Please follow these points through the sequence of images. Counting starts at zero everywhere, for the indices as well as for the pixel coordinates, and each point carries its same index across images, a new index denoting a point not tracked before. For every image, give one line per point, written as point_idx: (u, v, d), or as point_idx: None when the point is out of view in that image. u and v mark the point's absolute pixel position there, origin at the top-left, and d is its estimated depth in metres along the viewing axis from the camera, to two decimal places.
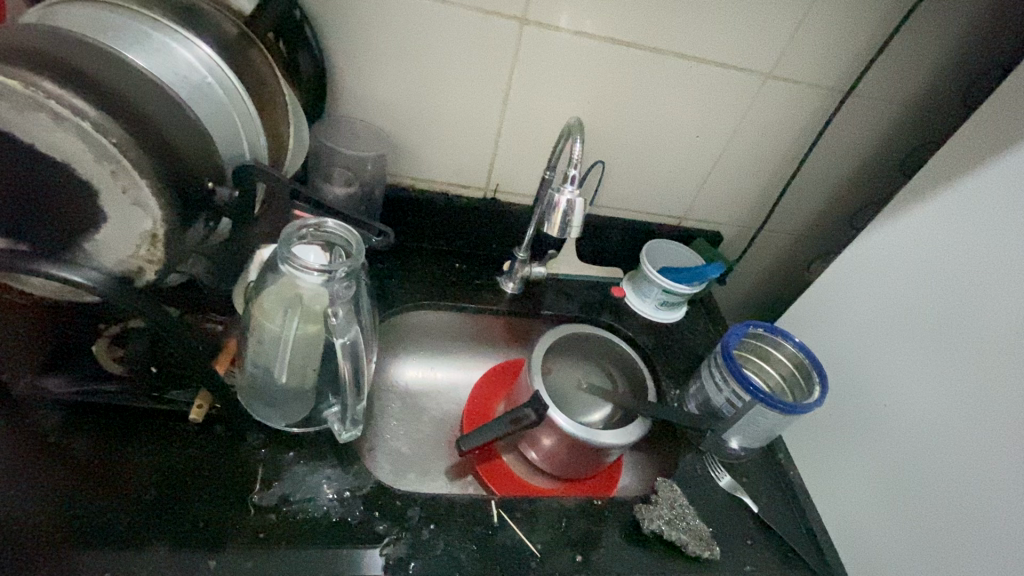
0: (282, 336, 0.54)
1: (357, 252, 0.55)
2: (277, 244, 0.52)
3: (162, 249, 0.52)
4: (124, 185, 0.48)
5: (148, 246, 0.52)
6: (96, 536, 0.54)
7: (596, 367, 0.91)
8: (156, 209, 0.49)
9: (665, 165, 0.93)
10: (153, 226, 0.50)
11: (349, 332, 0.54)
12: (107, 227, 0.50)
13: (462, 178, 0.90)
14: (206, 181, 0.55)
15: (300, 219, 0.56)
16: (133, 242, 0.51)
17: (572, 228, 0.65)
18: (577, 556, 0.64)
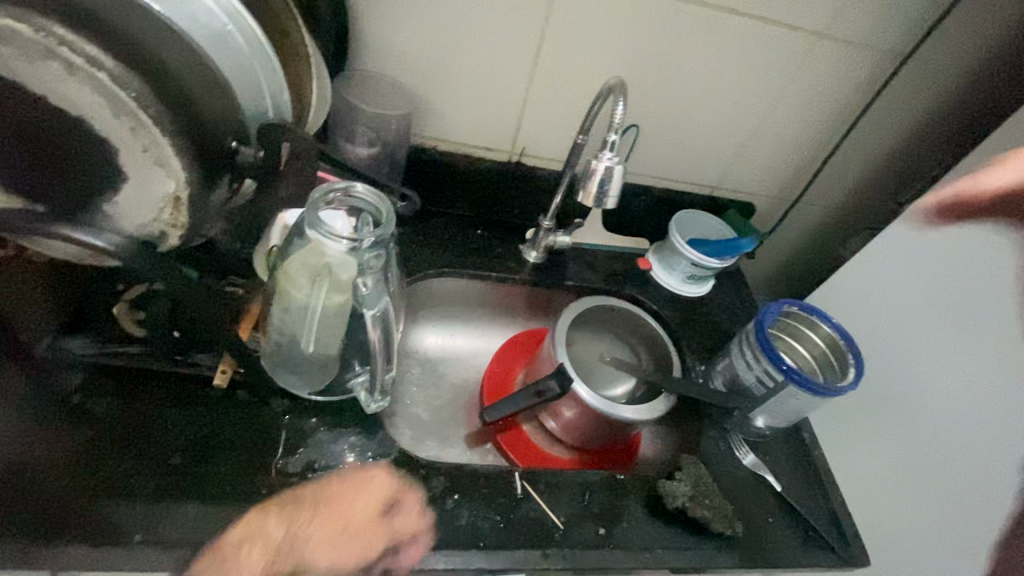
0: (309, 305, 0.52)
1: (387, 221, 0.52)
2: (304, 209, 0.50)
3: (187, 214, 0.51)
4: (145, 144, 0.46)
5: (171, 210, 0.50)
6: (124, 498, 0.54)
7: (620, 340, 0.89)
8: (178, 170, 0.48)
9: (701, 132, 0.88)
10: (176, 189, 0.49)
11: (380, 303, 0.54)
12: (127, 188, 0.49)
13: (488, 140, 0.86)
14: (229, 142, 0.53)
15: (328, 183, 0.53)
16: (155, 206, 0.50)
17: (609, 197, 0.61)
18: (600, 529, 0.65)
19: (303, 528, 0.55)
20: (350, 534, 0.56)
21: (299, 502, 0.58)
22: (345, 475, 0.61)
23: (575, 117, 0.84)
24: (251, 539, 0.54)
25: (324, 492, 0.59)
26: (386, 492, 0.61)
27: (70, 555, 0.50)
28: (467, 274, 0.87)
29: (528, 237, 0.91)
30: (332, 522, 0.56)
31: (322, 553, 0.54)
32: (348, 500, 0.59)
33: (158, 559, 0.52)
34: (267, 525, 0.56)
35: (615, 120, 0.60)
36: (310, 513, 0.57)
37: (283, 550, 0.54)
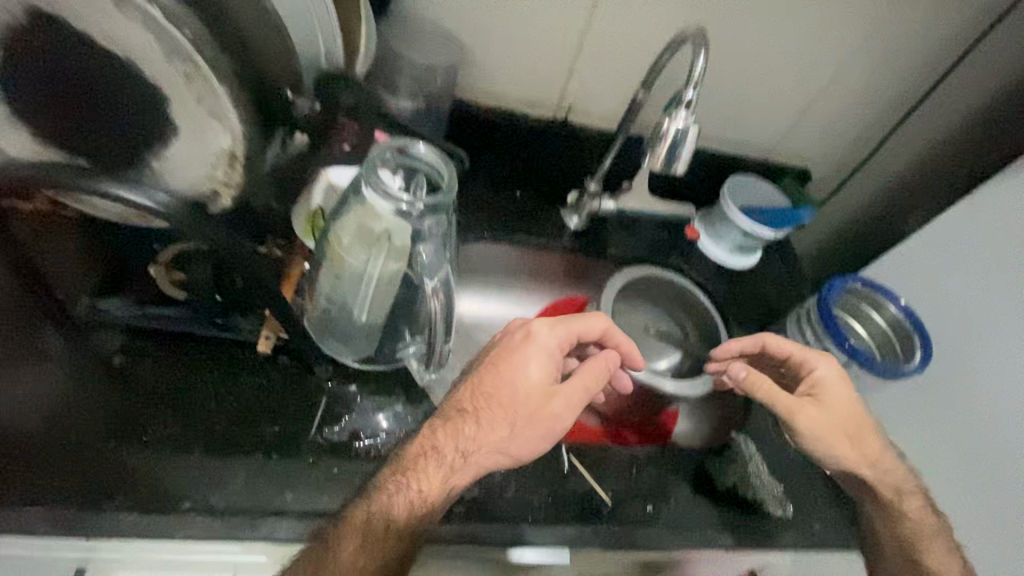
0: (365, 272, 0.49)
1: (450, 187, 0.48)
2: (362, 169, 0.46)
3: (242, 171, 0.52)
4: (199, 94, 0.47)
5: (224, 168, 0.51)
6: (173, 464, 0.53)
7: (663, 312, 0.85)
8: (234, 123, 0.49)
9: (766, 91, 0.81)
10: (231, 145, 0.50)
11: (439, 272, 0.50)
12: (177, 142, 0.50)
13: (534, 95, 0.80)
14: (287, 93, 0.55)
15: (385, 140, 0.49)
16: (209, 163, 0.51)
17: (680, 162, 0.56)
18: (648, 506, 0.64)
19: (484, 421, 0.52)
20: (534, 415, 0.52)
21: (473, 387, 0.54)
22: (510, 345, 0.55)
23: (628, 71, 0.77)
24: (433, 438, 0.52)
25: (492, 375, 0.54)
26: (551, 347, 0.55)
27: (123, 521, 0.49)
28: (507, 239, 0.83)
29: (569, 200, 0.86)
30: (515, 412, 0.52)
31: (508, 441, 0.52)
32: (523, 382, 0.53)
33: (207, 525, 0.51)
34: (450, 425, 0.52)
35: (695, 74, 0.54)
36: (489, 404, 0.52)
37: (469, 447, 0.51)
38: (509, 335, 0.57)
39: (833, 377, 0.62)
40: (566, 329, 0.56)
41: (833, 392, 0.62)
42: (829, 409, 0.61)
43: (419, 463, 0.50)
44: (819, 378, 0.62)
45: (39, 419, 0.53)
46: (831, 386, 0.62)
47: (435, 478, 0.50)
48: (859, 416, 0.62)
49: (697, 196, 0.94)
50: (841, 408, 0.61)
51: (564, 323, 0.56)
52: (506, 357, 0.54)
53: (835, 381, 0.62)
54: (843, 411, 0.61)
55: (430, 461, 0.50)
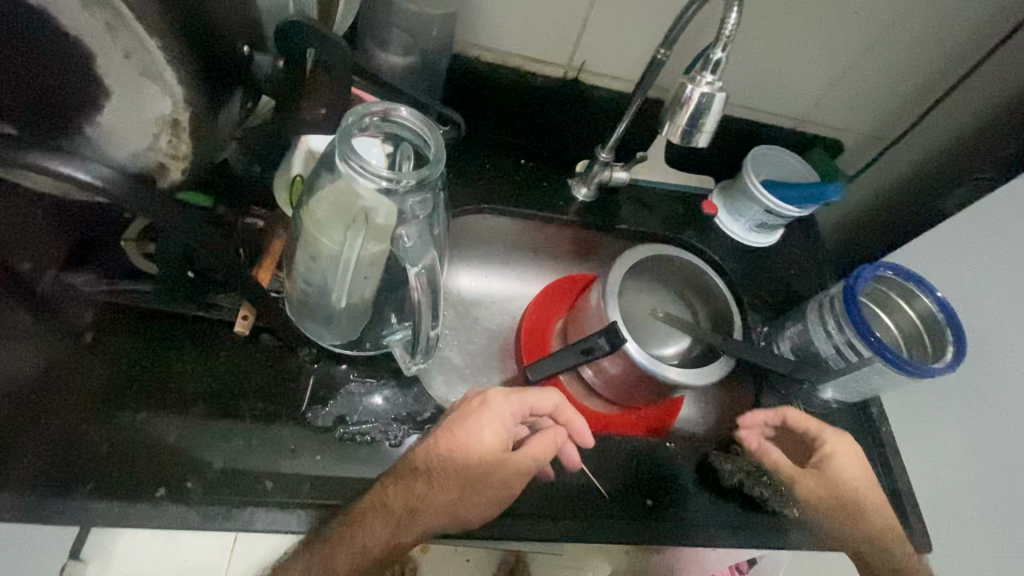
0: (342, 253, 0.44)
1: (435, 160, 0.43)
2: (335, 138, 0.41)
3: (190, 139, 0.46)
4: (127, 49, 0.40)
5: (169, 136, 0.45)
6: (146, 449, 0.51)
7: (673, 293, 0.80)
8: (174, 84, 0.42)
9: (802, 50, 0.73)
10: (174, 110, 0.43)
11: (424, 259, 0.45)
12: (112, 107, 0.42)
13: (542, 51, 0.72)
14: (242, 47, 0.47)
15: (363, 102, 0.44)
16: (150, 131, 0.44)
17: (701, 133, 0.50)
18: (648, 500, 0.61)
19: (436, 485, 0.51)
20: (483, 482, 0.53)
21: (429, 448, 0.53)
22: (467, 412, 0.56)
23: (650, 25, 0.70)
24: (376, 499, 0.50)
25: (448, 439, 0.53)
26: (506, 416, 0.56)
27: (92, 508, 0.47)
28: (510, 212, 0.78)
29: (579, 169, 0.80)
30: (468, 473, 0.53)
31: (456, 505, 0.52)
32: (477, 450, 0.54)
33: (182, 514, 0.49)
34: (402, 483, 0.51)
35: (726, 32, 0.47)
36: (441, 467, 0.52)
37: (417, 508, 0.51)
38: (468, 403, 0.57)
39: (846, 452, 0.63)
40: (523, 400, 0.58)
41: (842, 468, 0.62)
42: (836, 485, 0.61)
43: (367, 519, 0.49)
44: (829, 453, 0.63)
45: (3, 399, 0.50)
46: (839, 460, 0.62)
47: (377, 537, 0.49)
48: (868, 493, 0.61)
49: (717, 168, 0.87)
50: (849, 483, 0.61)
51: (521, 395, 0.57)
52: (462, 422, 0.55)
53: (846, 455, 0.63)
54: (851, 486, 0.61)
55: (379, 518, 0.50)
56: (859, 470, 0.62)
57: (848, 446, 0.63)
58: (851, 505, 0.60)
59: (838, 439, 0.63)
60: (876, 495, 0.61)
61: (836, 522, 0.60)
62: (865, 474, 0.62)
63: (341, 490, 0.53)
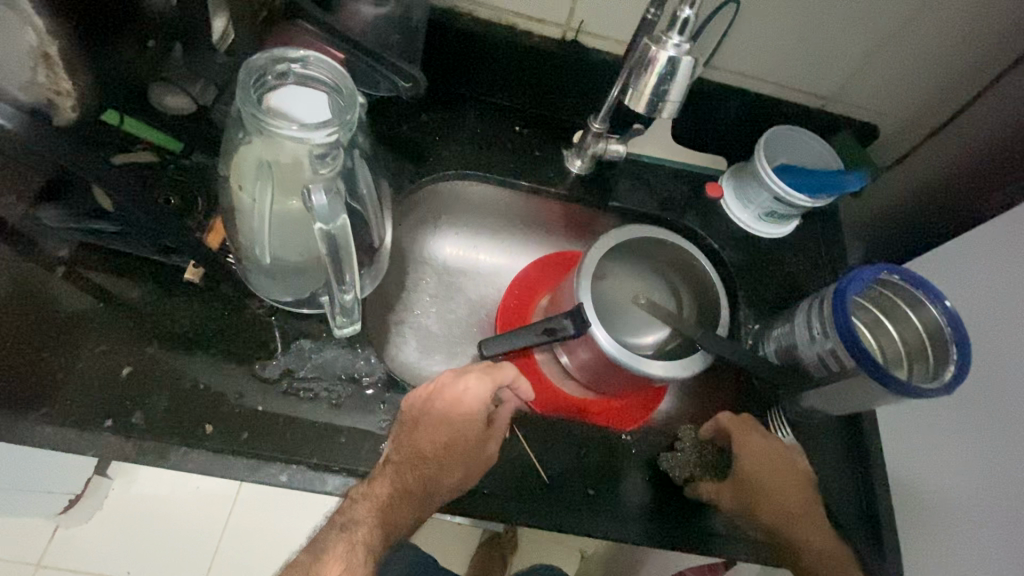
0: (255, 207, 0.44)
1: (349, 109, 0.41)
2: (238, 86, 0.40)
3: (68, 74, 0.45)
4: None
5: (46, 70, 0.44)
6: (99, 380, 0.53)
7: (662, 280, 0.75)
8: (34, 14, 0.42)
9: (826, 13, 0.65)
10: (39, 41, 0.43)
11: (336, 219, 0.41)
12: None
13: (535, 8, 0.68)
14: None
15: (273, 51, 0.44)
16: (27, 65, 0.44)
17: (667, 103, 0.45)
18: (591, 490, 0.59)
19: (442, 469, 0.55)
20: (481, 460, 0.56)
21: (421, 436, 0.55)
22: (443, 398, 0.57)
23: None
24: (383, 487, 0.53)
25: (434, 423, 0.56)
26: (484, 396, 0.57)
27: (43, 430, 0.50)
28: (495, 180, 0.75)
29: (574, 141, 0.75)
30: (468, 456, 0.56)
31: (463, 482, 0.55)
32: (468, 430, 0.57)
33: (121, 447, 0.51)
34: (409, 466, 0.55)
35: None
36: (440, 451, 0.56)
37: (431, 488, 0.55)
38: (439, 383, 0.58)
39: (760, 454, 0.61)
40: (496, 376, 0.59)
41: (756, 472, 0.60)
42: (751, 488, 0.59)
43: (392, 503, 0.54)
44: (746, 457, 0.61)
45: None
46: (753, 466, 0.60)
47: (406, 511, 0.55)
48: (789, 501, 0.59)
49: (730, 147, 0.80)
50: (766, 487, 0.59)
51: (495, 375, 0.59)
52: (441, 404, 0.57)
53: (761, 456, 0.61)
54: (769, 491, 0.59)
55: (401, 500, 0.54)
56: (775, 474, 0.60)
57: (762, 448, 0.61)
58: (772, 516, 0.58)
59: (750, 440, 0.62)
60: (799, 501, 0.59)
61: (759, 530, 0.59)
62: (787, 475, 0.60)
63: (278, 442, 0.54)
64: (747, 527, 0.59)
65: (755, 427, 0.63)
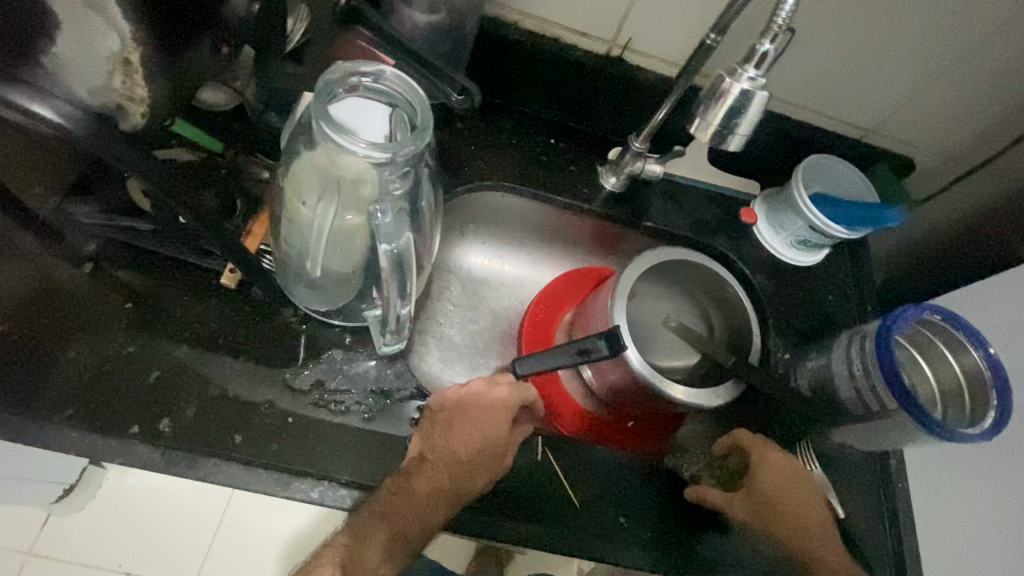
0: (316, 220, 0.44)
1: (422, 131, 0.41)
2: (312, 96, 0.40)
3: (144, 82, 0.42)
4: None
5: (123, 76, 0.41)
6: (126, 383, 0.52)
7: (692, 303, 0.74)
8: (118, 17, 0.40)
9: (876, 48, 0.65)
10: (122, 48, 0.40)
11: (399, 239, 0.42)
12: (63, 40, 0.39)
13: (585, 24, 0.67)
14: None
15: (349, 61, 0.43)
16: (104, 70, 0.41)
17: (735, 135, 0.45)
18: (621, 517, 0.59)
19: (472, 471, 0.55)
20: (504, 465, 0.57)
21: (453, 436, 0.56)
22: (473, 405, 0.58)
23: (707, 3, 0.62)
24: (421, 485, 0.54)
25: (464, 429, 0.56)
26: (510, 406, 0.58)
27: (67, 434, 0.49)
28: (529, 193, 0.73)
29: (611, 157, 0.75)
30: (494, 460, 0.56)
31: (489, 484, 0.56)
32: (495, 436, 0.57)
33: (148, 455, 0.50)
34: (442, 466, 0.55)
35: (779, 20, 0.40)
36: (472, 454, 0.56)
37: (463, 489, 0.54)
38: (471, 392, 0.58)
39: (772, 465, 0.61)
40: (520, 391, 0.60)
41: (767, 483, 0.60)
42: (761, 499, 0.59)
43: (427, 502, 0.54)
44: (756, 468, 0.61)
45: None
46: (764, 477, 0.60)
47: (436, 511, 0.54)
48: (799, 512, 0.59)
49: (765, 172, 0.79)
50: (776, 498, 0.59)
51: (522, 389, 0.59)
52: (473, 412, 0.57)
53: (773, 468, 0.61)
54: (779, 502, 0.59)
55: (434, 498, 0.54)
56: (786, 485, 0.60)
57: (774, 460, 0.61)
58: (781, 525, 0.58)
59: (762, 454, 0.61)
60: (810, 513, 0.59)
61: (768, 539, 0.59)
62: (799, 485, 0.60)
63: (306, 456, 0.53)
64: (756, 535, 0.60)
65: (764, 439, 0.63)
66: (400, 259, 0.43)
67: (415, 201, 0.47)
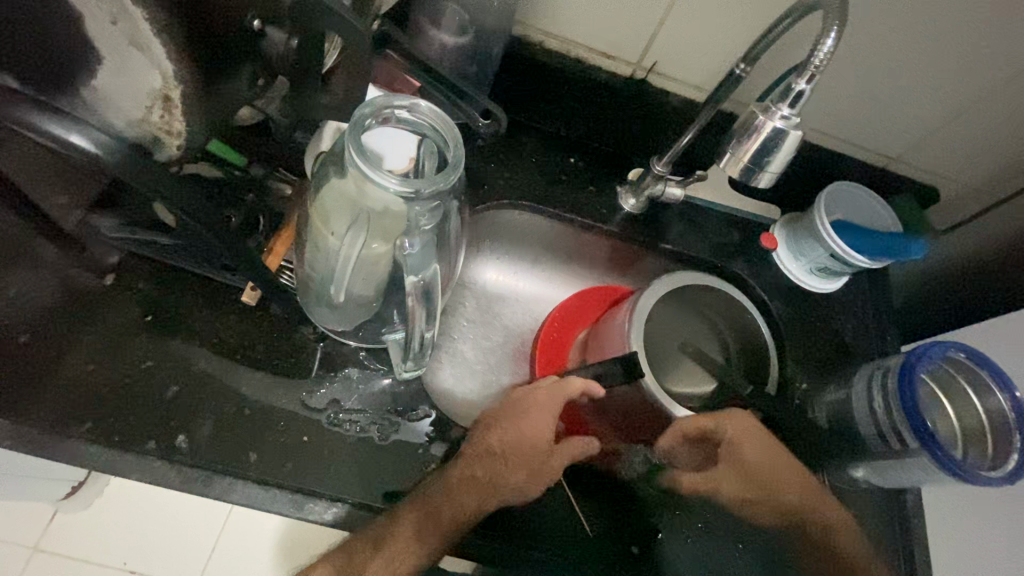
0: (343, 250, 0.48)
1: (449, 174, 0.42)
2: (347, 130, 0.41)
3: (182, 116, 0.44)
4: (113, 13, 0.38)
5: (162, 110, 0.43)
6: (144, 397, 0.52)
7: (709, 329, 0.73)
8: (163, 58, 0.41)
9: (903, 80, 0.64)
10: (164, 85, 0.42)
11: (426, 270, 0.45)
12: (103, 74, 0.41)
13: (609, 49, 0.66)
14: (252, 20, 0.42)
15: (386, 92, 0.44)
16: (143, 103, 0.42)
17: (766, 172, 0.46)
18: (634, 547, 0.59)
19: (508, 466, 0.55)
20: (542, 470, 0.57)
21: (497, 429, 0.58)
22: (523, 403, 0.60)
23: (735, 33, 0.62)
24: (459, 470, 0.54)
25: (502, 425, 0.58)
26: (552, 408, 0.59)
27: (84, 449, 0.49)
28: (548, 212, 0.73)
29: (630, 178, 0.74)
30: (533, 461, 0.57)
31: (524, 485, 0.56)
32: (539, 435, 0.57)
33: (164, 471, 0.50)
34: (480, 457, 0.55)
35: (816, 62, 0.42)
36: (515, 449, 0.57)
37: (498, 482, 0.55)
38: (516, 398, 0.61)
39: (742, 435, 0.60)
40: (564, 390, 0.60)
41: (750, 456, 0.59)
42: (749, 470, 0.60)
43: (462, 489, 0.53)
44: (733, 443, 0.59)
45: (20, 327, 0.51)
46: (745, 448, 0.59)
47: (467, 504, 0.53)
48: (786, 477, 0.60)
49: (787, 197, 0.78)
50: (761, 470, 0.60)
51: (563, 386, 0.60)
52: (513, 411, 0.59)
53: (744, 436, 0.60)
54: (765, 472, 0.60)
55: (470, 488, 0.53)
56: (769, 454, 0.60)
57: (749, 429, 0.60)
58: (776, 497, 0.60)
59: (742, 438, 0.59)
60: (801, 493, 0.60)
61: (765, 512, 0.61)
62: (779, 456, 0.60)
63: (321, 475, 0.53)
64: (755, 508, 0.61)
65: (733, 409, 0.61)
66: (427, 290, 0.46)
67: (443, 231, 0.48)
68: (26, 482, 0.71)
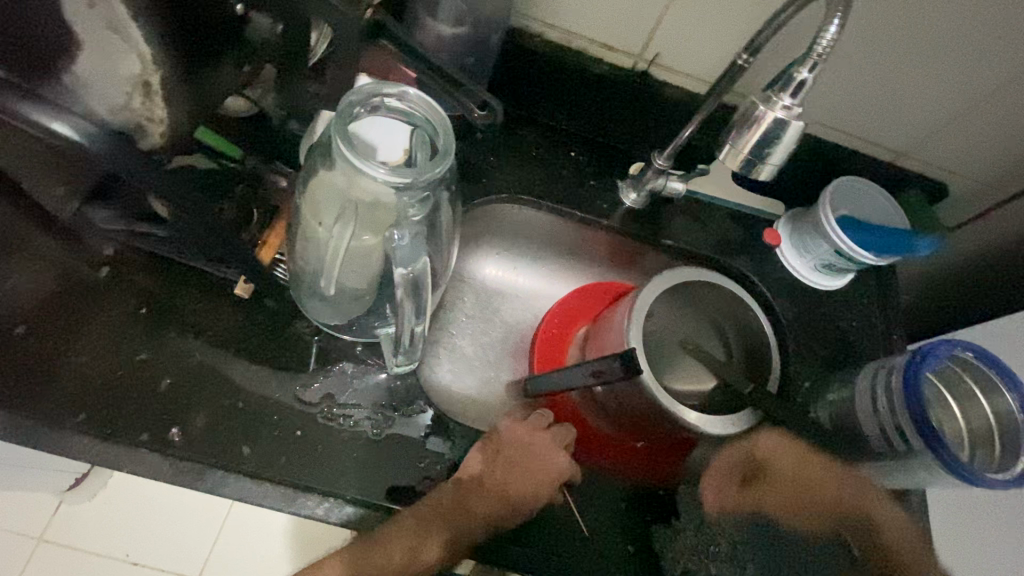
0: (333, 241, 0.48)
1: (435, 167, 0.41)
2: (334, 120, 0.41)
3: (164, 103, 0.43)
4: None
5: (141, 97, 0.42)
6: (138, 388, 0.52)
7: (710, 326, 0.72)
8: (140, 42, 0.40)
9: (912, 72, 0.63)
10: (144, 70, 0.41)
11: (415, 262, 0.44)
12: (84, 61, 0.41)
13: (609, 40, 0.65)
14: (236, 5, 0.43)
15: (374, 80, 0.43)
16: (122, 90, 0.41)
17: (765, 164, 0.45)
18: (630, 547, 0.58)
19: (519, 506, 0.55)
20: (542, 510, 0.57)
21: (510, 470, 0.57)
22: (537, 449, 0.60)
23: (738, 23, 0.61)
24: (479, 507, 0.53)
25: (517, 463, 0.57)
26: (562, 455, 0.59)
27: (77, 440, 0.49)
28: (547, 206, 0.72)
29: (631, 173, 0.72)
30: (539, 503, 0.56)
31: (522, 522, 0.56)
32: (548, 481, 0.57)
33: (158, 463, 0.50)
34: (497, 495, 0.55)
35: (819, 49, 0.41)
36: (528, 498, 0.56)
37: (507, 518, 0.54)
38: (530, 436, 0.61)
39: (777, 446, 0.59)
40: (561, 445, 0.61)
41: (785, 468, 0.58)
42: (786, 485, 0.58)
43: (474, 522, 0.53)
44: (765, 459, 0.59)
45: (16, 318, 0.51)
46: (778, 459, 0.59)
47: (479, 534, 0.53)
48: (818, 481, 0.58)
49: (791, 192, 0.77)
50: (799, 481, 0.58)
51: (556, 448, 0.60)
52: (529, 451, 0.59)
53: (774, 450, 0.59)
54: (805, 483, 0.58)
55: (486, 521, 0.53)
56: (801, 462, 0.59)
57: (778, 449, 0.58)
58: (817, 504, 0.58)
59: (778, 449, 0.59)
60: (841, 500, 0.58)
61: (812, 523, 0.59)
62: (815, 464, 0.59)
63: (313, 469, 0.52)
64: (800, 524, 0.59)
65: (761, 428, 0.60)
66: (417, 281, 0.45)
67: (434, 222, 0.48)
68: (30, 473, 0.72)
